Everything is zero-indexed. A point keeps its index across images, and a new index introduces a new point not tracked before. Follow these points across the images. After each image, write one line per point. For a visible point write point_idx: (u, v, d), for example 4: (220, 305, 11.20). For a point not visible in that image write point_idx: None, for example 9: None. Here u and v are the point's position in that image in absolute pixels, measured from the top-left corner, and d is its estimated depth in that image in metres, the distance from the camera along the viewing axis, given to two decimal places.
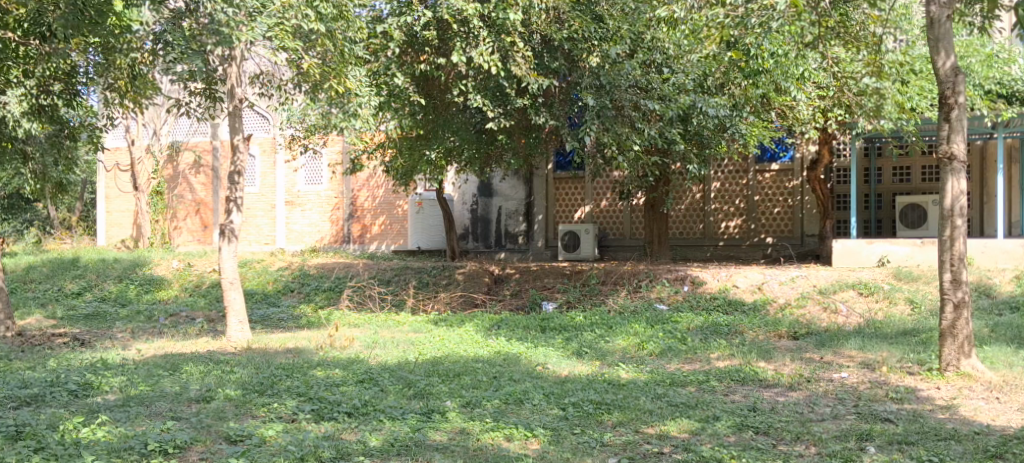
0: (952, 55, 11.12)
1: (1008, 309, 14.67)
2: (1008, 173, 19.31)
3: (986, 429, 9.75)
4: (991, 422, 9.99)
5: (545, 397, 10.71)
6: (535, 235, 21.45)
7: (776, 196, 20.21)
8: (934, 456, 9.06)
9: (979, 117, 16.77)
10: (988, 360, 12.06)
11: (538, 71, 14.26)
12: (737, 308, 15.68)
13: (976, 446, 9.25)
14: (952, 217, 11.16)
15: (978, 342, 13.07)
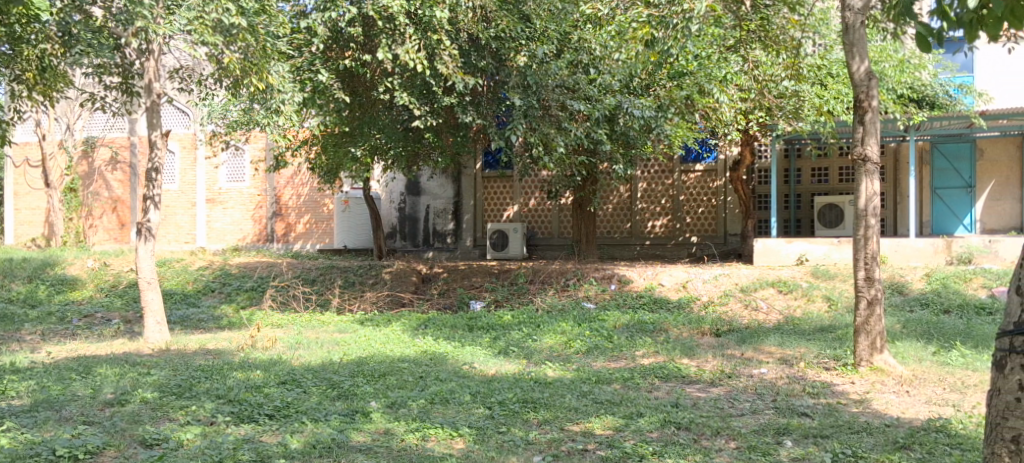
0: (865, 59, 11.33)
1: (919, 305, 15.06)
2: (919, 175, 19.79)
3: (896, 421, 10.01)
4: (901, 415, 10.26)
5: (471, 396, 10.74)
6: (464, 233, 21.47)
7: (700, 197, 20.53)
8: (846, 448, 9.27)
9: (892, 120, 17.18)
10: (900, 355, 12.39)
11: (465, 69, 14.06)
12: (662, 305, 15.87)
13: (886, 439, 9.48)
14: (866, 217, 11.41)
15: (890, 338, 13.39)
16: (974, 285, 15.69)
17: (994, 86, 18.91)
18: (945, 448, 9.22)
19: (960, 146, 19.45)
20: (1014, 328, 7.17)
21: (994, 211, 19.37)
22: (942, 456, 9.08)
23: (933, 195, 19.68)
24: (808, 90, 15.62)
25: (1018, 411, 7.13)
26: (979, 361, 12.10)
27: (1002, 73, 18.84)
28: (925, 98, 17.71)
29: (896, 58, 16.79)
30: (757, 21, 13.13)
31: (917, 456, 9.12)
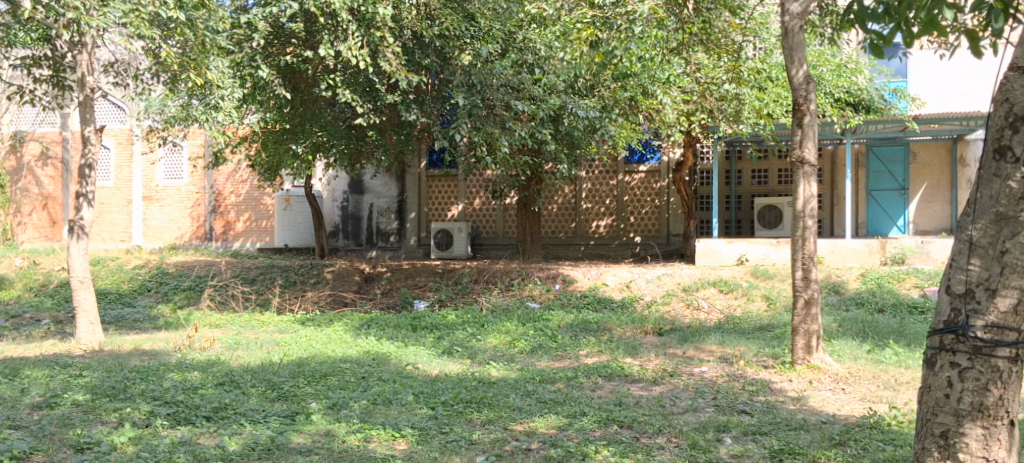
0: (803, 63, 11.41)
1: (854, 304, 15.23)
2: (855, 177, 20.07)
3: (832, 418, 10.10)
4: (836, 412, 10.35)
5: (415, 396, 10.65)
6: (408, 233, 21.31)
7: (644, 197, 20.54)
8: (784, 445, 9.31)
9: (829, 123, 17.37)
10: (836, 353, 12.53)
11: (409, 67, 13.97)
12: (606, 305, 15.88)
13: (822, 435, 9.55)
14: (803, 217, 11.49)
15: (826, 336, 13.53)
16: (906, 285, 15.90)
17: (927, 91, 19.18)
18: (878, 444, 9.29)
19: (895, 149, 19.71)
20: (944, 326, 7.22)
21: (926, 214, 19.64)
22: (876, 451, 9.15)
23: (869, 197, 19.97)
24: (749, 93, 15.78)
25: (948, 406, 7.19)
26: (911, 358, 12.27)
27: (935, 78, 19.12)
28: (861, 102, 17.93)
29: (833, 62, 17.19)
30: (699, 23, 13.33)
31: (852, 452, 9.19)
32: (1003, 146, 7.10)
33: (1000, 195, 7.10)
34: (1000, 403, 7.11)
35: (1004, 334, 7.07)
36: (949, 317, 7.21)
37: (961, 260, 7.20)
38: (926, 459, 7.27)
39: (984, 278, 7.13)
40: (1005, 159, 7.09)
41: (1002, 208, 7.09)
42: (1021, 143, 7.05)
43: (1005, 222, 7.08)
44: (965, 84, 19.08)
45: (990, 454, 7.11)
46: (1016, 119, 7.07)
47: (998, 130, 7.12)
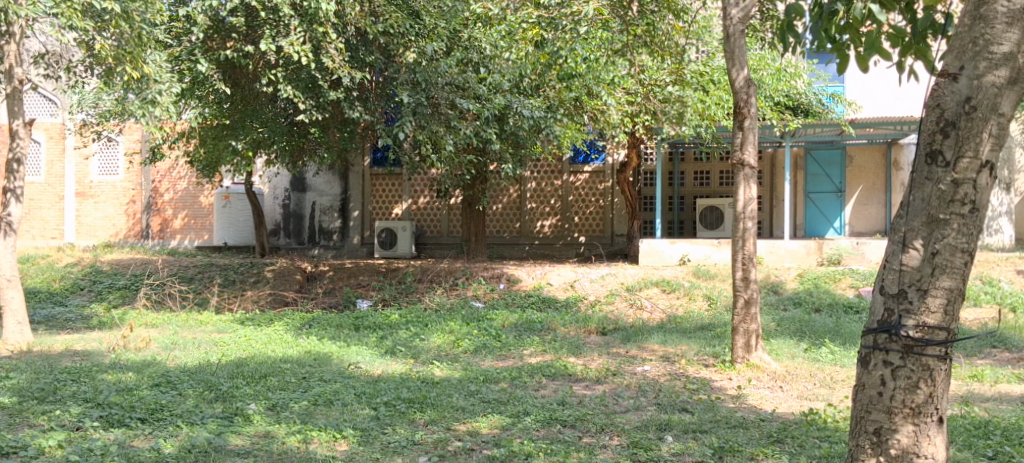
0: (745, 67, 11.42)
1: (792, 304, 15.35)
2: (794, 178, 20.30)
3: (771, 415, 10.14)
4: (775, 409, 10.39)
5: (356, 397, 10.52)
6: (351, 231, 21.18)
7: (589, 197, 20.64)
8: (724, 443, 9.32)
9: (768, 126, 17.50)
10: (775, 351, 12.60)
11: (351, 64, 13.80)
12: (549, 304, 15.84)
13: (761, 433, 9.58)
14: (743, 219, 11.54)
15: (765, 335, 13.59)
16: (842, 285, 16.07)
17: (865, 97, 19.50)
18: (815, 441, 9.33)
19: (832, 153, 19.99)
20: (878, 325, 7.28)
21: (861, 215, 19.95)
22: (813, 448, 9.17)
23: (806, 198, 20.20)
24: (691, 95, 15.88)
25: (881, 404, 7.24)
26: (847, 357, 12.38)
27: (872, 85, 19.43)
28: (799, 105, 18.10)
29: (774, 66, 17.05)
30: (643, 26, 13.18)
31: (789, 449, 9.21)
32: (934, 150, 7.13)
33: (931, 197, 7.13)
34: (931, 400, 7.18)
35: (935, 333, 7.13)
36: (883, 316, 7.26)
37: (895, 261, 7.24)
38: (860, 455, 7.31)
39: (916, 278, 7.17)
40: (936, 163, 7.13)
41: (934, 211, 7.13)
42: (952, 147, 7.09)
43: (936, 224, 7.12)
44: (901, 90, 19.39)
45: (921, 450, 7.18)
46: (947, 124, 7.11)
47: (930, 134, 7.16)
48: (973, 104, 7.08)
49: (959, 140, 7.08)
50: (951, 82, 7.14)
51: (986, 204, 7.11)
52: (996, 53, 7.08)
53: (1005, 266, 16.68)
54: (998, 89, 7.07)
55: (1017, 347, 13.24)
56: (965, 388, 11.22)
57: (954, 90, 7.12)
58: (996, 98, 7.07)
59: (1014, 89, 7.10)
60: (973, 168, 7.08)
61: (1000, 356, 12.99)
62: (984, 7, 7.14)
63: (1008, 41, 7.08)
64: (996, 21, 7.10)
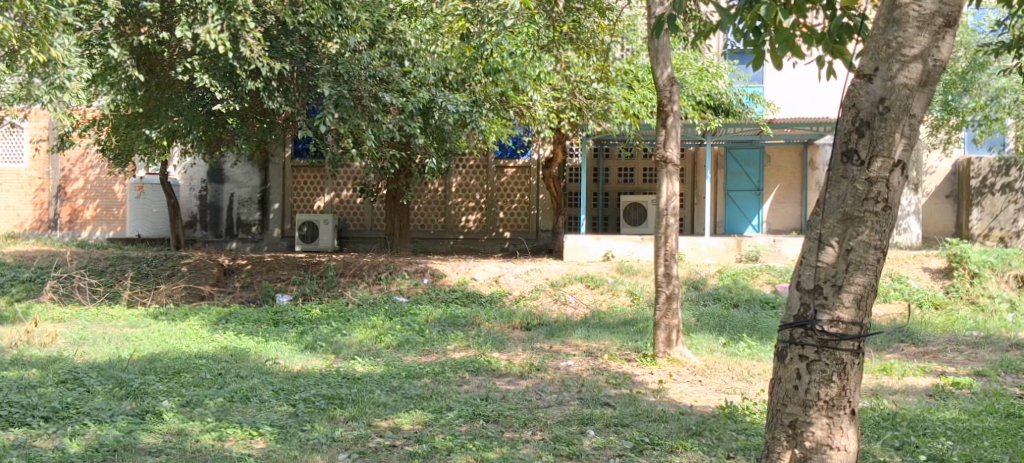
0: (668, 65, 11.40)
1: (712, 299, 15.44)
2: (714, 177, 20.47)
3: (690, 409, 10.15)
4: (694, 403, 10.42)
5: (274, 393, 10.32)
6: (271, 223, 20.78)
7: (514, 192, 20.57)
8: (644, 436, 9.31)
9: (690, 124, 17.58)
10: (694, 346, 12.65)
11: (271, 54, 13.49)
12: (474, 300, 15.73)
13: (680, 426, 9.59)
14: (666, 216, 11.55)
15: (686, 330, 13.64)
16: (760, 281, 16.22)
17: (783, 98, 19.72)
18: (732, 433, 9.37)
19: (750, 152, 20.20)
20: (794, 320, 7.29)
21: (779, 213, 20.18)
22: (730, 440, 9.21)
23: (726, 197, 20.38)
24: (616, 94, 16.08)
25: (797, 397, 7.26)
26: (763, 351, 12.47)
27: (791, 85, 19.68)
28: (720, 105, 18.15)
29: (697, 66, 17.33)
30: (569, 23, 13.27)
31: (707, 442, 9.23)
32: (850, 149, 7.17)
33: (847, 195, 7.17)
34: (844, 393, 7.21)
35: (848, 328, 7.17)
36: (799, 311, 7.28)
37: (811, 258, 7.26)
38: (776, 448, 7.32)
39: (831, 274, 7.20)
40: (852, 162, 7.16)
41: (849, 209, 7.16)
42: (867, 147, 7.13)
43: (851, 221, 7.16)
44: (817, 92, 19.68)
45: (833, 442, 7.20)
46: (862, 124, 7.15)
47: (846, 134, 7.19)
48: (886, 105, 7.11)
49: (874, 140, 7.12)
50: (866, 83, 7.17)
51: (898, 203, 7.17)
52: (908, 55, 7.12)
53: (914, 263, 16.97)
54: (909, 90, 7.12)
55: (923, 342, 13.51)
56: (875, 381, 11.37)
57: (869, 91, 7.15)
58: (908, 99, 7.12)
59: (924, 91, 7.15)
60: (886, 168, 7.12)
61: (908, 350, 13.23)
62: (897, 10, 7.17)
63: (919, 45, 7.12)
64: (908, 24, 7.13)
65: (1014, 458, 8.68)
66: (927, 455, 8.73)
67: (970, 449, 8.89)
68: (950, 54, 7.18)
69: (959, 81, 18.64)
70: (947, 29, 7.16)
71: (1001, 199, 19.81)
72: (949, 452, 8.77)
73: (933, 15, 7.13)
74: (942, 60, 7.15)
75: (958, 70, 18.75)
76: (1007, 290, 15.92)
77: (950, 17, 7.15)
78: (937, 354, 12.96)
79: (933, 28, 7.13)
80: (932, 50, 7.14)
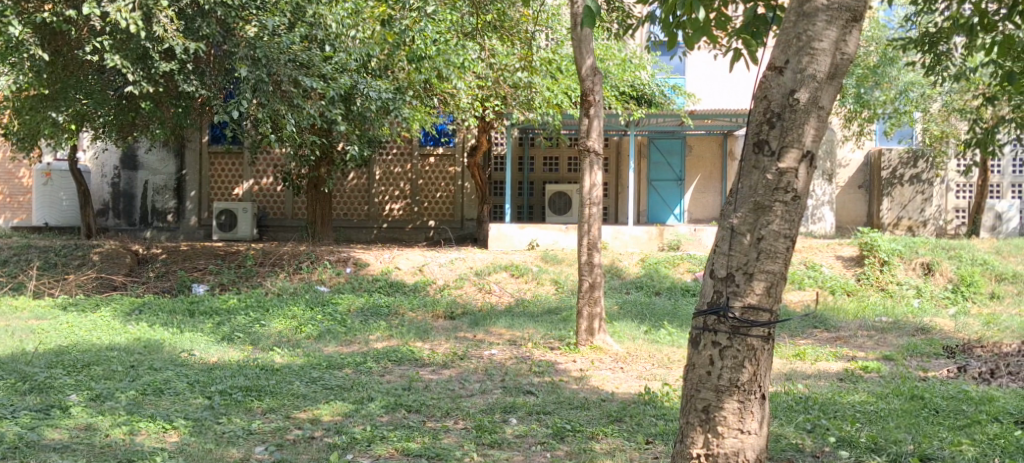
0: (591, 54, 11.33)
1: (634, 288, 15.44)
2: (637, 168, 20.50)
3: (611, 396, 10.11)
4: (615, 390, 10.37)
5: (190, 385, 10.04)
6: (187, 212, 20.36)
7: (437, 180, 20.42)
8: (566, 423, 9.24)
9: (613, 114, 17.57)
10: (616, 334, 12.63)
11: (187, 35, 13.31)
12: (397, 289, 15.53)
13: (602, 412, 9.55)
14: (588, 205, 11.50)
15: (608, 318, 13.61)
16: (680, 270, 16.29)
17: (704, 90, 19.82)
18: (652, 419, 9.34)
19: (672, 142, 20.31)
20: (707, 307, 7.25)
21: (699, 203, 20.37)
22: (650, 426, 9.18)
23: (649, 186, 20.43)
24: (540, 83, 16.02)
25: (710, 383, 7.23)
26: (684, 339, 12.50)
27: (711, 77, 19.81)
28: (642, 96, 18.17)
29: (620, 57, 17.13)
30: (493, 12, 13.10)
31: (628, 428, 9.19)
32: (761, 140, 7.15)
33: (758, 185, 7.15)
34: (755, 379, 7.21)
35: (759, 315, 7.16)
36: (712, 299, 7.24)
37: (724, 246, 7.22)
38: (690, 434, 7.29)
39: (743, 263, 7.18)
40: (763, 152, 7.14)
41: (760, 198, 7.15)
42: (778, 138, 7.12)
43: (761, 211, 7.14)
44: (734, 84, 19.88)
45: (744, 427, 7.21)
46: (773, 115, 7.12)
47: (757, 125, 7.17)
48: (796, 97, 7.10)
49: (784, 131, 7.11)
50: (777, 75, 7.15)
51: (807, 193, 7.16)
52: (817, 49, 7.11)
53: (827, 252, 17.17)
54: (818, 83, 7.11)
55: (836, 328, 13.68)
56: (789, 366, 11.45)
57: (780, 83, 7.13)
58: (817, 92, 7.11)
59: (832, 84, 7.16)
60: (796, 158, 7.11)
61: (820, 336, 13.36)
62: (807, 4, 7.16)
63: (828, 39, 7.12)
64: (817, 19, 7.13)
65: (917, 438, 8.71)
66: (837, 438, 8.77)
67: (877, 430, 8.94)
68: (857, 48, 7.21)
69: (871, 75, 18.58)
70: (853, 23, 7.18)
71: (910, 189, 20.50)
72: (858, 434, 8.80)
73: (841, 10, 7.14)
74: (849, 54, 7.18)
75: (869, 64, 18.66)
76: (914, 277, 16.15)
77: (856, 12, 7.17)
78: (847, 340, 13.11)
79: (841, 22, 7.15)
80: (839, 44, 7.15)
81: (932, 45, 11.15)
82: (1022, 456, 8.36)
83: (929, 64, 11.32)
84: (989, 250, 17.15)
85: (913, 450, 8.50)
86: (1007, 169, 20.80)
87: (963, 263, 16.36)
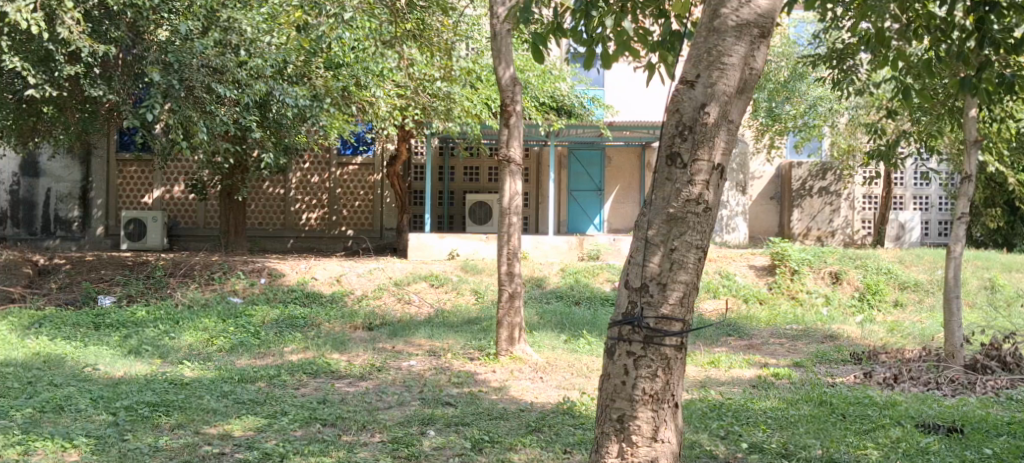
0: (511, 65, 11.17)
1: (555, 297, 15.32)
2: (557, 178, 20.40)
3: (530, 406, 9.95)
4: (534, 400, 10.22)
5: (92, 401, 9.65)
6: (93, 221, 19.76)
7: (356, 189, 20.13)
8: (484, 435, 9.05)
9: (532, 125, 17.48)
10: (535, 344, 12.49)
11: (94, 38, 13.00)
12: (314, 300, 15.20)
13: (520, 423, 9.39)
14: (509, 214, 11.37)
15: (527, 328, 13.47)
16: (600, 279, 16.21)
17: (622, 103, 19.83)
18: (570, 428, 9.21)
19: (592, 153, 20.28)
20: (622, 318, 7.14)
21: (618, 213, 20.43)
22: (567, 436, 9.04)
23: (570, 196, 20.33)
24: (459, 93, 15.86)
25: (625, 392, 7.11)
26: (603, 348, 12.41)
27: (628, 90, 19.84)
28: (562, 107, 18.07)
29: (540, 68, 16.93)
30: (412, 20, 13.00)
31: (546, 437, 9.05)
32: (674, 152, 7.05)
33: (671, 197, 7.05)
34: (668, 387, 7.11)
35: (672, 324, 7.07)
36: (627, 309, 7.13)
37: (638, 257, 7.11)
38: (605, 444, 7.16)
39: (657, 273, 7.08)
40: (675, 165, 7.04)
41: (673, 210, 7.05)
42: (689, 150, 7.03)
43: (673, 223, 7.05)
44: (650, 96, 19.95)
45: (658, 435, 7.09)
46: (684, 129, 7.04)
47: (669, 137, 7.08)
48: (707, 110, 7.03)
49: (696, 144, 7.02)
50: (689, 88, 7.07)
51: (718, 204, 7.09)
52: (726, 64, 7.04)
53: (741, 261, 17.24)
54: (727, 98, 7.05)
55: (749, 336, 13.73)
56: (704, 374, 11.41)
57: (691, 97, 7.05)
58: (726, 106, 7.05)
59: (741, 98, 7.10)
60: (707, 171, 7.04)
61: (734, 344, 13.38)
62: (717, 19, 7.09)
63: (737, 54, 7.06)
64: (726, 34, 7.06)
65: (825, 443, 8.71)
66: (749, 443, 8.73)
67: (787, 435, 8.92)
68: (765, 63, 7.15)
69: (782, 90, 18.93)
70: (761, 39, 7.11)
71: (818, 201, 20.78)
72: (768, 440, 8.78)
73: (749, 26, 7.07)
74: (757, 69, 7.12)
75: (781, 79, 18.90)
76: (823, 286, 16.29)
77: (764, 28, 7.10)
78: (760, 347, 13.15)
79: (749, 38, 7.08)
80: (748, 59, 7.08)
81: (840, 61, 11.24)
82: (921, 457, 8.42)
83: (836, 79, 11.41)
84: (894, 259, 17.31)
85: (822, 455, 8.48)
86: (908, 183, 21.16)
87: (869, 271, 16.53)
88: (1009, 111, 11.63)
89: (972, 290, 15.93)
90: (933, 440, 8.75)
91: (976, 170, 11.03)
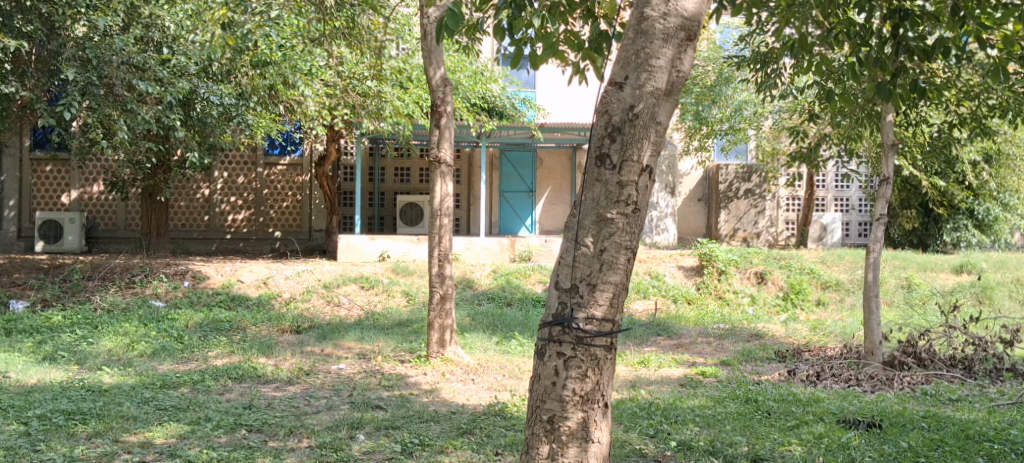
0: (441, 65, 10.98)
1: (486, 298, 15.15)
2: (489, 179, 20.24)
3: (462, 407, 9.77)
4: (465, 401, 10.05)
5: (4, 411, 9.27)
6: (5, 222, 19.10)
7: (284, 190, 19.78)
8: (414, 438, 8.85)
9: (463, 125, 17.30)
10: (466, 345, 12.31)
11: (4, 33, 12.39)
12: (240, 303, 14.85)
13: (450, 425, 9.20)
14: (440, 216, 11.17)
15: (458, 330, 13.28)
16: (531, 280, 16.09)
17: (552, 105, 19.76)
18: (500, 430, 9.06)
19: (523, 154, 20.15)
20: (552, 319, 6.99)
21: (550, 214, 20.36)
22: (498, 437, 8.89)
23: (501, 197, 20.19)
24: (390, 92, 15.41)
25: (556, 393, 6.97)
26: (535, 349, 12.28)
27: (558, 91, 19.77)
28: (495, 108, 17.76)
29: (471, 69, 16.80)
30: (342, 18, 12.61)
31: (476, 440, 8.87)
32: (603, 154, 6.92)
33: (600, 198, 6.93)
34: (598, 387, 6.98)
35: (603, 325, 6.94)
36: (557, 310, 6.99)
37: (569, 257, 6.98)
38: (535, 446, 7.00)
39: (587, 273, 6.95)
40: (605, 166, 6.92)
41: (602, 210, 6.93)
42: (618, 152, 6.91)
43: (603, 223, 6.93)
44: (580, 98, 19.87)
45: (588, 435, 6.96)
46: (613, 130, 6.92)
47: (599, 139, 6.94)
48: (636, 112, 6.91)
49: (624, 146, 6.90)
50: (617, 90, 6.94)
51: (648, 205, 6.99)
52: (655, 66, 6.94)
53: (670, 262, 17.23)
54: (655, 99, 6.94)
55: (678, 335, 13.69)
56: (634, 373, 11.33)
57: (619, 99, 6.93)
58: (654, 107, 6.93)
59: (669, 100, 6.99)
60: (636, 172, 6.92)
61: (664, 343, 13.33)
62: (645, 21, 6.97)
63: (664, 56, 6.95)
64: (654, 36, 6.95)
65: (751, 440, 8.67)
66: (677, 441, 8.63)
67: (715, 433, 8.84)
68: (692, 66, 7.06)
69: (708, 93, 18.72)
70: (688, 42, 7.01)
71: (745, 203, 20.95)
72: (696, 438, 8.69)
73: (677, 29, 6.97)
74: (685, 72, 7.02)
75: (707, 83, 18.82)
76: (749, 286, 16.33)
77: (692, 31, 7.01)
78: (688, 347, 13.10)
79: (676, 40, 6.97)
80: (675, 62, 6.98)
81: (765, 64, 11.15)
82: (844, 453, 8.38)
83: (760, 82, 11.36)
84: (816, 259, 17.41)
85: (748, 452, 8.43)
86: (830, 184, 21.33)
87: (792, 271, 16.59)
88: (926, 114, 11.70)
89: (891, 289, 16.08)
90: (853, 434, 8.72)
91: (892, 173, 11.14)
